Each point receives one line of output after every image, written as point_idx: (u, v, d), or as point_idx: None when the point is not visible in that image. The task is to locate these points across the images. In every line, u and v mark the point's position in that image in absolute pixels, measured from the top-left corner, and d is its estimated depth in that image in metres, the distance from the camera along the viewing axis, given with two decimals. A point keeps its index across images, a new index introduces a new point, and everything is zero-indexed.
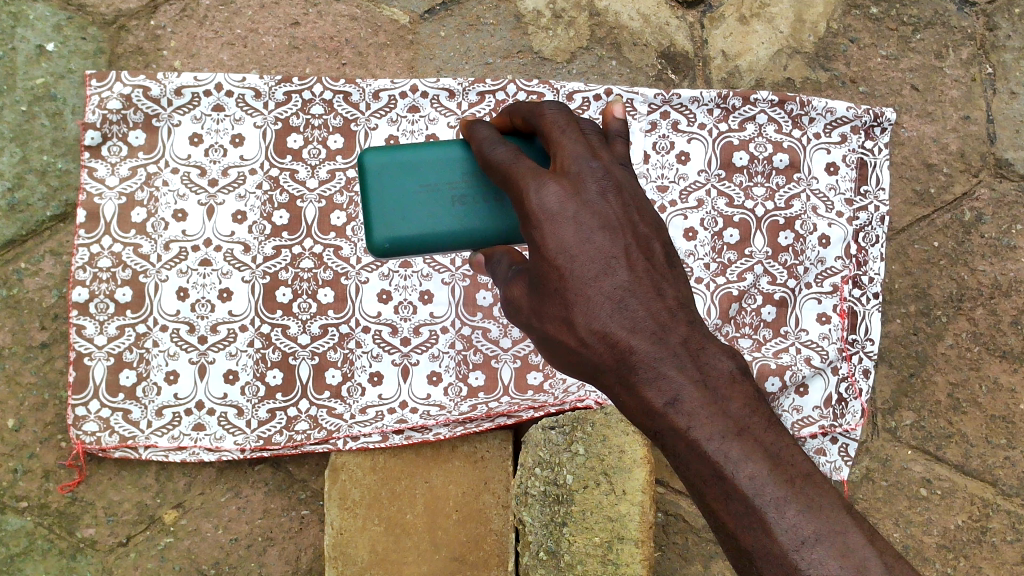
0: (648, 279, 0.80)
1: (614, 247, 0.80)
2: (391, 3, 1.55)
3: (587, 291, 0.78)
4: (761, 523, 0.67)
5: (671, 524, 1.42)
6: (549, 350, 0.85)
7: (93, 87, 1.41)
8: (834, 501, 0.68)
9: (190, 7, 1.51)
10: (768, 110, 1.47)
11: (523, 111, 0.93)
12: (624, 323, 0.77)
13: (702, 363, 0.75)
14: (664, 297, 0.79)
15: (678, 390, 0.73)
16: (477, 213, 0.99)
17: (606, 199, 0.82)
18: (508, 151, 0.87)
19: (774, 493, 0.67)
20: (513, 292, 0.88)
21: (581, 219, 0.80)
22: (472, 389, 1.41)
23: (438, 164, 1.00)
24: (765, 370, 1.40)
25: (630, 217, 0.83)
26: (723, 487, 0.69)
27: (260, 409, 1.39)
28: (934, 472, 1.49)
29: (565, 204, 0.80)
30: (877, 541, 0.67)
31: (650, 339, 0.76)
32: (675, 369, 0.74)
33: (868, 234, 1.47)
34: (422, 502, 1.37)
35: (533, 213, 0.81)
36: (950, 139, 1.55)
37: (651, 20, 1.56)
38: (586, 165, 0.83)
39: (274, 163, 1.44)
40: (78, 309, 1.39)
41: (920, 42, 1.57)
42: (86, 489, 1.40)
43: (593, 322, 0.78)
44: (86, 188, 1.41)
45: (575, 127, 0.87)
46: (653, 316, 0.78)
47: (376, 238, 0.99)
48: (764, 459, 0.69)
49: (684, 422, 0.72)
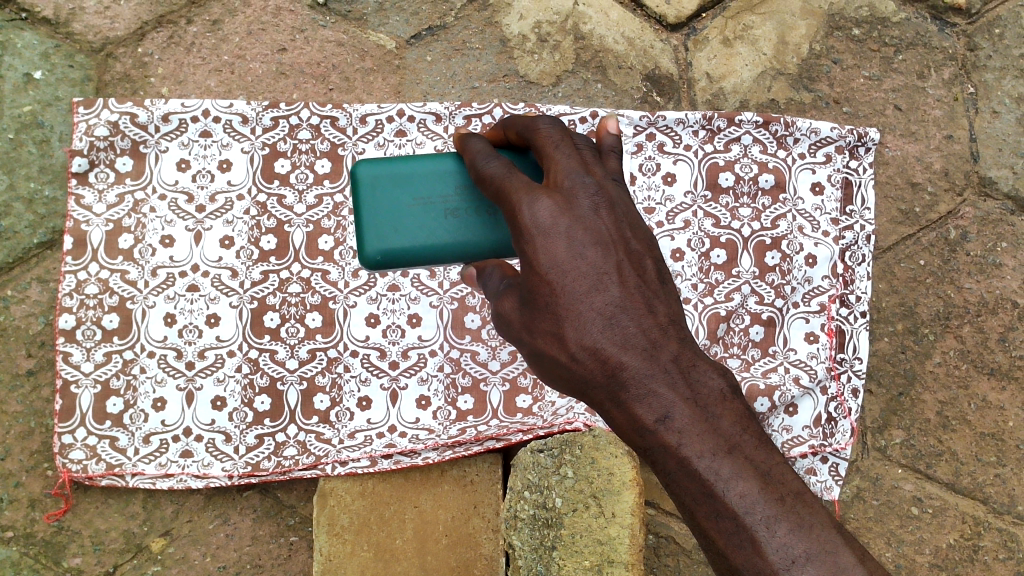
0: (639, 295, 0.81)
1: (606, 262, 0.81)
2: (378, 28, 1.56)
3: (579, 307, 0.79)
4: (751, 540, 0.70)
5: (662, 546, 1.41)
6: (537, 365, 0.85)
7: (81, 114, 1.41)
8: (823, 519, 0.71)
9: (177, 35, 1.52)
10: (753, 132, 1.49)
11: (518, 126, 0.94)
12: (615, 339, 0.78)
13: (692, 380, 0.78)
14: (655, 314, 0.81)
15: (668, 407, 0.76)
16: (470, 226, 1.00)
17: (598, 214, 0.83)
18: (502, 165, 0.87)
19: (765, 511, 0.70)
20: (502, 306, 0.87)
21: (574, 235, 0.81)
22: (461, 412, 1.41)
23: (430, 177, 1.00)
24: (754, 391, 1.40)
25: (623, 233, 0.84)
26: (715, 505, 0.71)
27: (248, 435, 1.39)
28: (925, 490, 1.49)
29: (558, 219, 0.81)
30: (864, 557, 0.70)
31: (641, 356, 0.78)
32: (666, 386, 0.77)
33: (854, 253, 1.48)
34: (412, 526, 1.36)
35: (526, 227, 0.81)
36: (933, 158, 1.57)
37: (636, 43, 1.57)
38: (580, 181, 0.84)
39: (261, 188, 1.44)
40: (65, 336, 1.38)
41: (902, 62, 1.59)
42: (72, 518, 1.39)
43: (585, 338, 0.79)
44: (73, 215, 1.41)
45: (569, 143, 0.88)
46: (644, 333, 0.79)
47: (369, 251, 1.00)
48: (755, 478, 0.72)
49: (675, 440, 0.74)
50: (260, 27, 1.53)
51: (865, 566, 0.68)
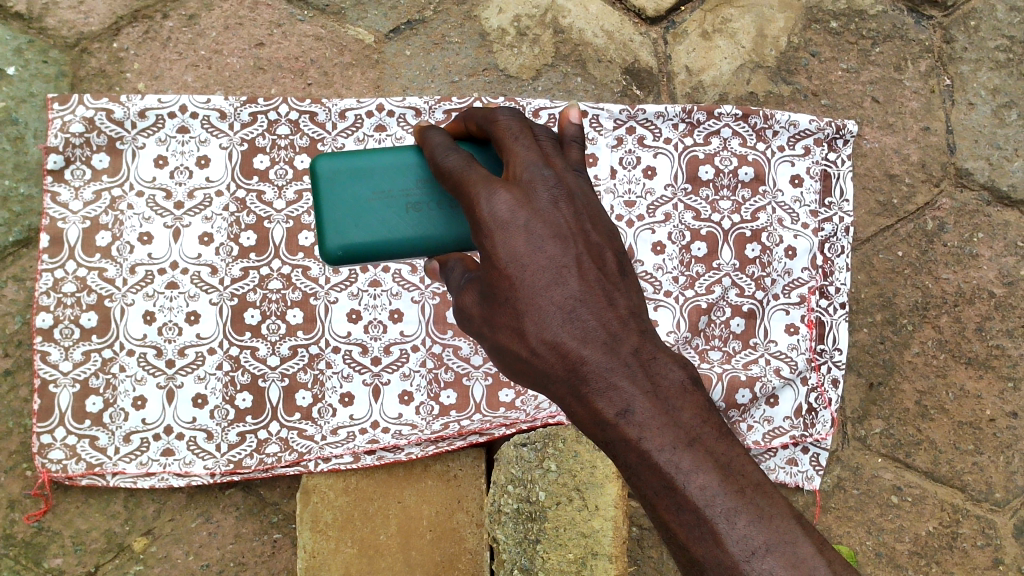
0: (599, 288, 0.81)
1: (565, 256, 0.81)
2: (356, 22, 1.55)
3: (538, 300, 0.79)
4: (712, 533, 0.70)
5: (645, 538, 1.42)
6: (499, 360, 0.85)
7: (55, 111, 1.40)
8: (782, 510, 0.72)
9: (153, 30, 1.50)
10: (732, 125, 1.49)
11: (478, 119, 0.93)
12: (575, 332, 0.78)
13: (652, 373, 0.77)
14: (616, 306, 0.81)
15: (629, 401, 0.75)
16: (430, 218, 0.99)
17: (557, 206, 0.83)
18: (461, 158, 0.87)
19: (725, 504, 0.70)
20: (464, 300, 0.87)
21: (532, 227, 0.81)
22: (444, 407, 1.40)
23: (391, 170, 1.00)
24: (735, 382, 1.40)
25: (583, 225, 0.84)
26: (676, 498, 0.72)
27: (230, 432, 1.38)
28: (905, 479, 1.50)
29: (516, 211, 0.81)
30: (822, 547, 0.71)
31: (601, 349, 0.77)
32: (627, 380, 0.76)
33: (833, 244, 1.49)
34: (395, 521, 1.37)
35: (484, 220, 0.81)
36: (911, 150, 1.58)
37: (615, 36, 1.57)
38: (538, 173, 0.84)
39: (240, 184, 1.43)
40: (42, 335, 1.37)
41: (879, 55, 1.60)
42: (52, 519, 1.38)
43: (544, 332, 0.79)
44: (49, 213, 1.39)
45: (529, 135, 0.88)
46: (605, 327, 0.79)
47: (329, 246, 1.00)
48: (715, 471, 0.72)
49: (636, 433, 0.74)
50: (237, 22, 1.52)
51: (824, 557, 0.69)
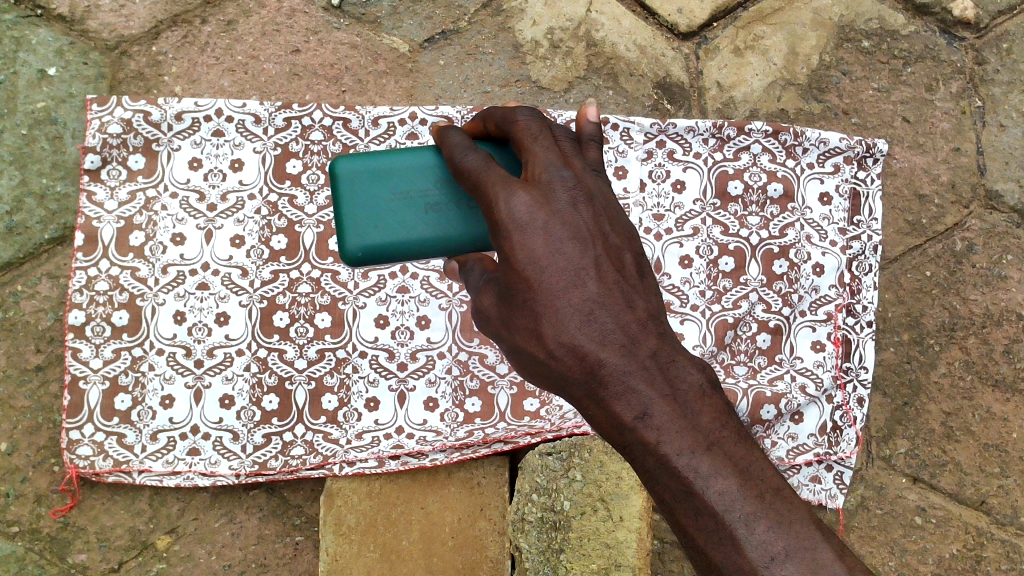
0: (618, 290, 0.81)
1: (583, 257, 0.81)
2: (391, 31, 1.57)
3: (556, 303, 0.79)
4: (731, 538, 0.70)
5: (666, 552, 1.42)
6: (517, 360, 0.86)
7: (94, 111, 1.42)
8: (802, 516, 0.72)
9: (191, 34, 1.53)
10: (762, 141, 1.50)
11: (496, 117, 0.93)
12: (593, 336, 0.78)
13: (671, 376, 0.78)
14: (634, 309, 0.81)
15: (647, 404, 0.76)
16: (449, 219, 1.00)
17: (576, 208, 0.83)
18: (480, 158, 0.86)
19: (744, 509, 0.71)
20: (483, 301, 0.88)
21: (551, 229, 0.80)
22: (468, 415, 1.41)
23: (409, 171, 1.00)
24: (760, 398, 1.41)
25: (601, 227, 0.84)
26: (695, 503, 0.72)
27: (256, 434, 1.39)
28: (929, 500, 1.49)
29: (535, 213, 0.80)
30: (843, 554, 0.71)
31: (619, 352, 0.78)
32: (645, 384, 0.77)
33: (861, 263, 1.49)
34: (418, 527, 1.37)
35: (501, 221, 0.80)
36: (941, 170, 1.58)
37: (647, 51, 1.58)
38: (557, 174, 0.84)
39: (273, 188, 1.45)
40: (74, 332, 1.38)
41: (911, 75, 1.60)
42: (78, 515, 1.39)
43: (562, 335, 0.79)
44: (84, 212, 1.41)
45: (548, 135, 0.87)
46: (623, 329, 0.79)
47: (348, 247, 1.00)
48: (734, 475, 0.72)
49: (655, 437, 0.75)
50: (275, 29, 1.54)
51: (844, 564, 0.69)
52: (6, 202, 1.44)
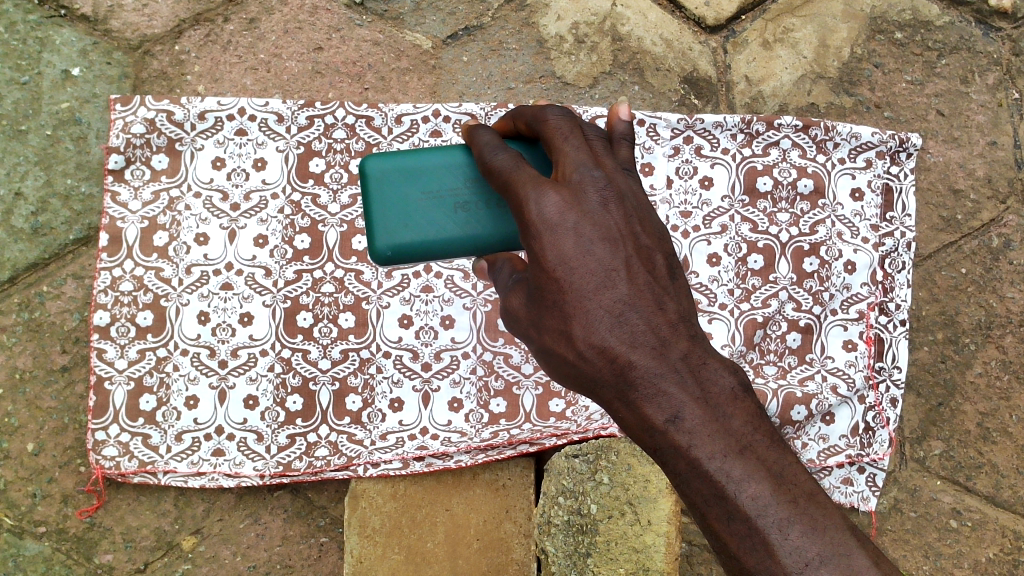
0: (649, 292, 0.79)
1: (614, 259, 0.79)
2: (414, 28, 1.55)
3: (586, 304, 0.77)
4: (764, 544, 0.68)
5: (694, 554, 1.40)
6: (546, 362, 0.84)
7: (118, 111, 1.42)
8: (836, 522, 0.70)
9: (214, 33, 1.52)
10: (792, 135, 1.47)
11: (526, 116, 0.91)
12: (623, 337, 0.76)
13: (703, 379, 0.75)
14: (665, 310, 0.79)
15: (679, 407, 0.73)
16: (479, 218, 0.98)
17: (607, 208, 0.81)
18: (510, 157, 0.85)
19: (777, 514, 0.69)
20: (511, 302, 0.86)
21: (581, 229, 0.78)
22: (493, 416, 1.39)
23: (439, 169, 0.99)
24: (791, 399, 1.38)
25: (633, 227, 0.82)
26: (727, 507, 0.70)
27: (280, 435, 1.38)
28: (964, 503, 1.45)
29: (565, 214, 0.78)
30: (878, 559, 0.69)
31: (650, 354, 0.76)
32: (676, 386, 0.74)
33: (894, 259, 1.46)
34: (443, 529, 1.36)
35: (531, 222, 0.79)
36: (977, 164, 1.54)
37: (674, 45, 1.56)
38: (588, 174, 0.82)
39: (296, 187, 1.44)
40: (99, 332, 1.38)
41: (945, 67, 1.56)
42: (104, 515, 1.38)
43: (592, 336, 0.77)
44: (108, 212, 1.41)
45: (578, 135, 0.85)
46: (653, 331, 0.77)
47: (377, 246, 0.99)
48: (767, 480, 0.70)
49: (686, 441, 0.72)
50: (297, 26, 1.53)
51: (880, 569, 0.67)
52: (32, 202, 1.45)
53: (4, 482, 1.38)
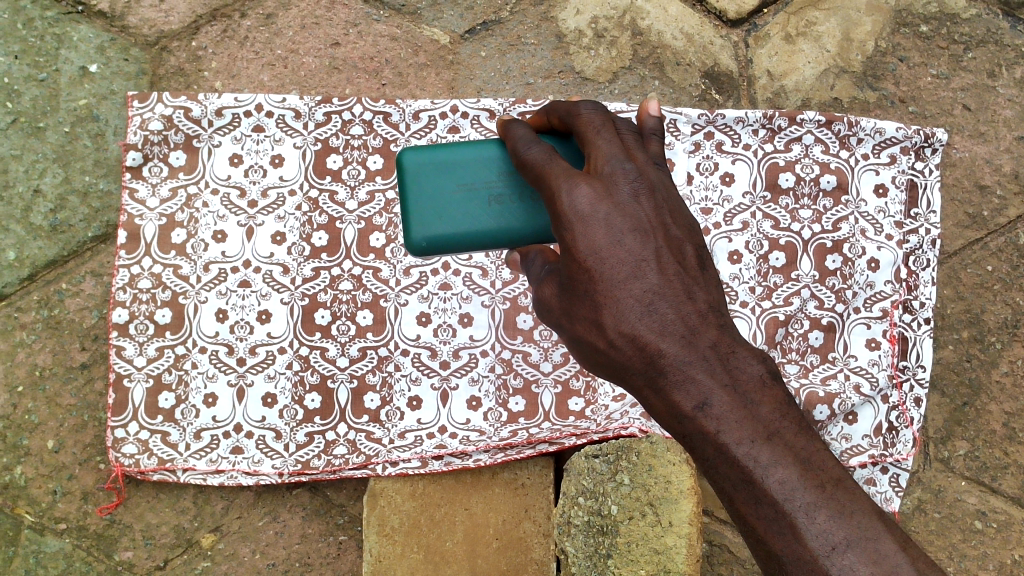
0: (679, 282, 0.78)
1: (644, 249, 0.77)
2: (432, 23, 1.54)
3: (616, 293, 0.76)
4: (791, 528, 0.67)
5: (715, 555, 1.38)
6: (578, 351, 0.83)
7: (135, 108, 1.42)
8: (866, 508, 0.68)
9: (231, 29, 1.52)
10: (815, 131, 1.45)
11: (561, 109, 0.89)
12: (653, 326, 0.75)
13: (732, 366, 0.74)
14: (695, 300, 0.77)
15: (707, 394, 0.73)
16: (515, 211, 0.97)
17: (638, 200, 0.79)
18: (544, 151, 0.83)
19: (804, 498, 0.67)
20: (545, 292, 0.86)
21: (612, 220, 0.77)
22: (512, 414, 1.38)
23: (475, 162, 0.97)
24: (813, 398, 1.36)
25: (664, 219, 0.80)
26: (754, 491, 0.69)
27: (298, 432, 1.38)
28: (989, 504, 1.43)
29: (597, 205, 0.77)
30: (909, 547, 0.66)
31: (680, 343, 0.75)
32: (705, 373, 0.73)
33: (918, 257, 1.43)
34: (462, 529, 1.34)
35: (563, 213, 0.78)
36: (1003, 160, 1.51)
37: (695, 39, 1.54)
38: (619, 166, 0.80)
39: (314, 184, 1.44)
40: (118, 330, 1.38)
41: (971, 60, 1.53)
42: (124, 512, 1.39)
43: (622, 324, 0.76)
44: (126, 209, 1.41)
45: (612, 128, 0.84)
46: (684, 320, 0.76)
47: (414, 238, 0.97)
48: (795, 465, 0.69)
49: (713, 426, 0.71)
50: (314, 21, 1.53)
51: (910, 557, 0.65)
52: (51, 199, 1.45)
53: (25, 479, 1.38)
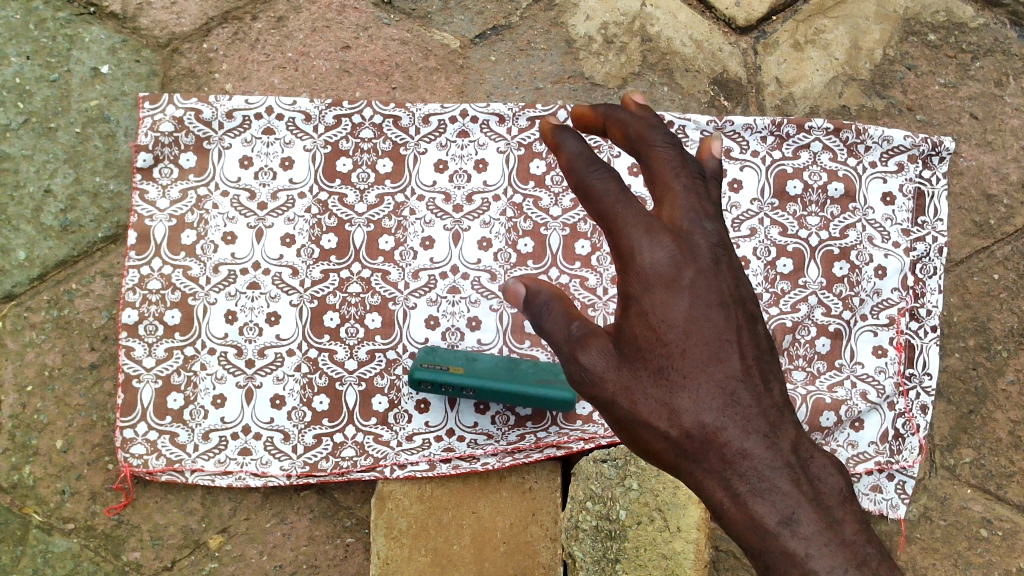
0: (756, 370, 0.79)
1: (726, 330, 0.80)
2: (442, 27, 1.55)
3: (697, 376, 0.78)
4: None
5: (721, 560, 1.39)
6: None
7: (147, 109, 1.43)
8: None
9: (242, 31, 1.52)
10: (823, 138, 1.46)
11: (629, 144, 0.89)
12: (733, 419, 0.76)
13: (805, 463, 0.76)
14: (771, 392, 0.79)
15: (769, 485, 0.74)
16: None
17: (720, 278, 0.81)
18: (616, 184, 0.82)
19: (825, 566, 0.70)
20: None
21: (697, 296, 0.80)
22: (519, 418, 1.38)
23: None
24: (820, 405, 1.37)
25: (740, 298, 0.82)
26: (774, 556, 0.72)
27: (306, 434, 1.39)
28: (994, 512, 1.44)
29: (680, 275, 0.80)
30: None
31: (760, 440, 0.76)
32: (779, 476, 0.74)
33: (925, 265, 1.44)
34: (470, 532, 1.33)
35: (644, 278, 0.80)
36: (1011, 169, 1.51)
37: (704, 46, 1.54)
38: (703, 233, 0.82)
39: (323, 187, 1.44)
40: (128, 330, 1.39)
41: (979, 69, 1.54)
42: (132, 513, 1.39)
43: (701, 414, 0.77)
44: (137, 210, 1.41)
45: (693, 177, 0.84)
46: (763, 412, 0.77)
47: None
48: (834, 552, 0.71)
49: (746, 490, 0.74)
50: (325, 25, 1.53)
51: None
52: (61, 200, 1.45)
53: (34, 479, 1.39)
